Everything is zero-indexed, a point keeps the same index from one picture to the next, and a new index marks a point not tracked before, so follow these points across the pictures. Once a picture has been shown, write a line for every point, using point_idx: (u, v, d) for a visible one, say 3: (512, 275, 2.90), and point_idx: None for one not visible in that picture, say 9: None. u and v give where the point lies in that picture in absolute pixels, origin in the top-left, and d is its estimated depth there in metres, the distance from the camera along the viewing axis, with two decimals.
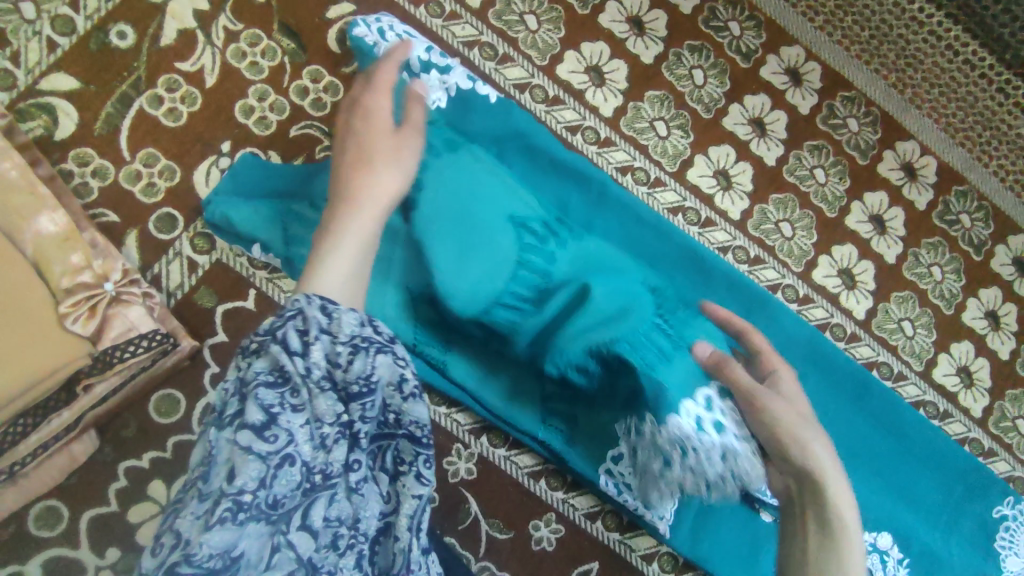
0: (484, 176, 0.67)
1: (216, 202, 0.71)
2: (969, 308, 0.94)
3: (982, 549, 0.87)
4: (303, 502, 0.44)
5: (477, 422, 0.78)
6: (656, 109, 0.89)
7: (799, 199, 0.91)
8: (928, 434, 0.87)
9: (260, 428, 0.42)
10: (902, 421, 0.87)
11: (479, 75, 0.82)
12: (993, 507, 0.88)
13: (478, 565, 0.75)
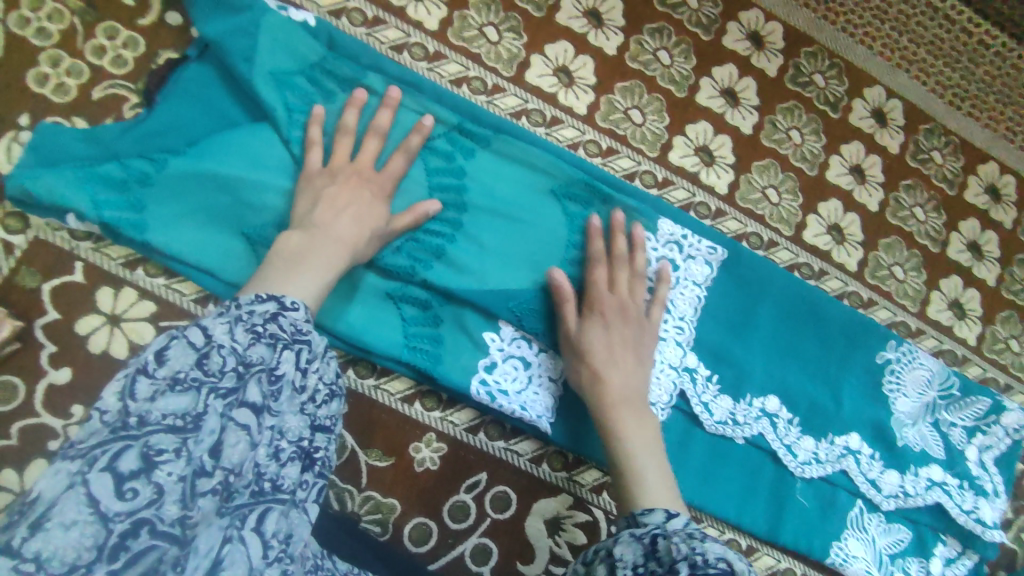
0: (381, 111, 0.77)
1: (16, 175, 0.68)
2: (833, 166, 0.94)
3: (873, 395, 0.88)
4: (255, 505, 0.50)
5: (342, 358, 0.77)
6: (484, 16, 0.86)
7: (645, 84, 0.90)
8: (807, 293, 0.88)
9: (258, 409, 0.50)
10: (777, 285, 0.87)
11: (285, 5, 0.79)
12: (876, 353, 0.89)
13: (362, 496, 0.75)
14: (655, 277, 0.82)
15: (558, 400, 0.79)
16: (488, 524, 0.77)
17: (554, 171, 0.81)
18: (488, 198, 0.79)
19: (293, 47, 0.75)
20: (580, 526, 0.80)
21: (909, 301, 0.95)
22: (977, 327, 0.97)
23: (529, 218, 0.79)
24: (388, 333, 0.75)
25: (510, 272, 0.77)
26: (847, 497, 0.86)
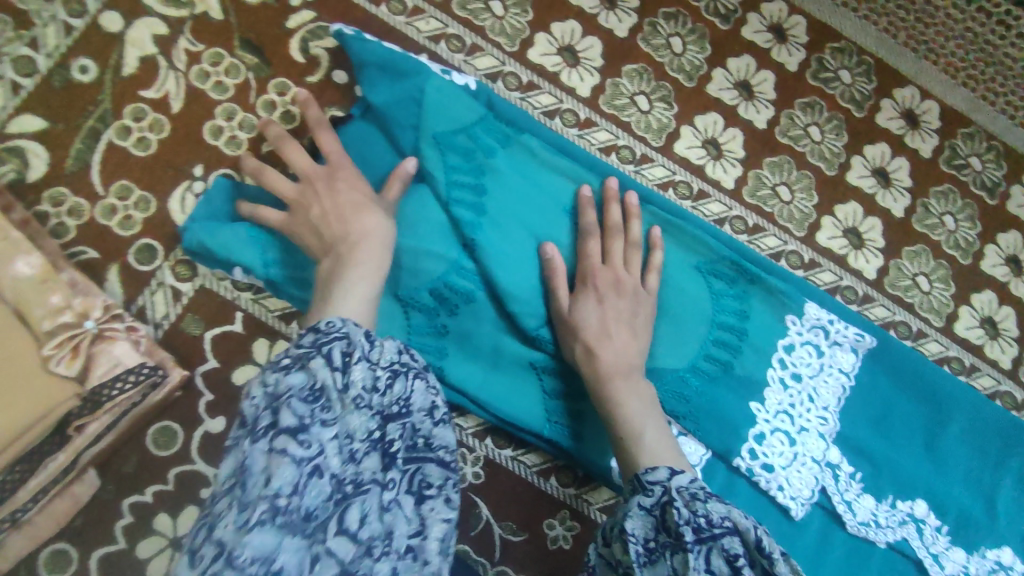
0: (530, 174, 0.76)
1: (194, 228, 0.70)
2: (988, 256, 0.89)
3: None
4: (337, 513, 0.43)
5: (480, 425, 0.76)
6: (635, 84, 0.85)
7: (795, 160, 0.87)
8: (962, 393, 0.81)
9: (295, 431, 0.43)
10: (927, 380, 0.81)
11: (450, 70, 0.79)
12: None
13: (494, 570, 0.74)
14: (800, 362, 0.79)
15: None
16: None
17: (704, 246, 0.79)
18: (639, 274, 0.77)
19: (453, 112, 0.74)
20: None
21: None
22: None
23: (677, 293, 0.77)
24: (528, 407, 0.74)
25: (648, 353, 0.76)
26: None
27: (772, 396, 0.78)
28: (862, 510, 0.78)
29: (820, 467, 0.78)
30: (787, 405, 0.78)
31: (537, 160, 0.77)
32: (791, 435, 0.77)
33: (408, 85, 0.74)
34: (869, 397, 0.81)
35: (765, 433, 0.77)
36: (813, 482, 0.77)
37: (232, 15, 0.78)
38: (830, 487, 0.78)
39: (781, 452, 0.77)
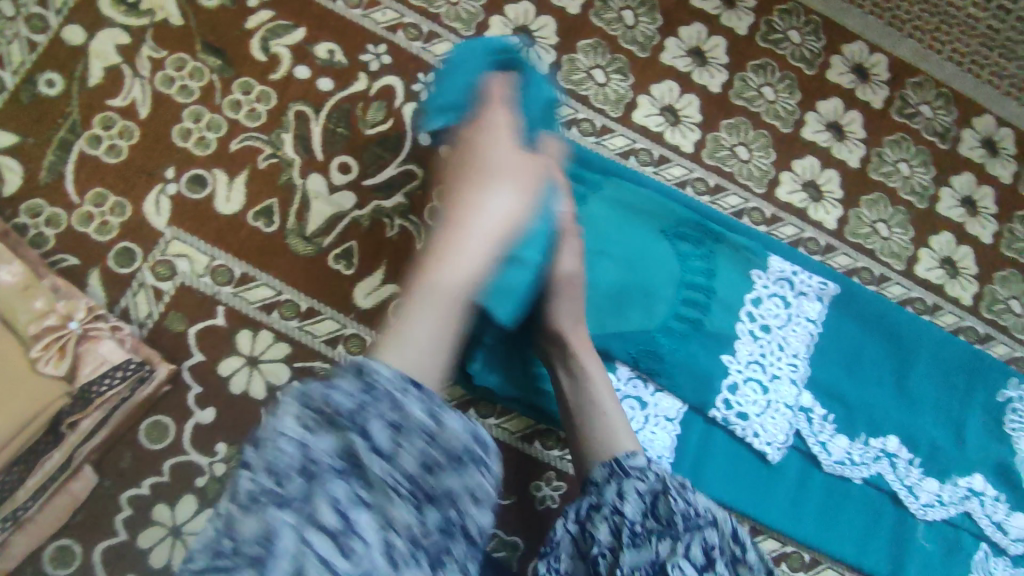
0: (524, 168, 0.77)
1: None
2: (943, 199, 0.92)
3: (996, 434, 0.85)
4: None
5: (463, 398, 0.79)
6: (591, 58, 0.87)
7: (751, 120, 0.90)
8: (921, 330, 0.85)
9: (333, 532, 0.39)
10: (888, 321, 0.85)
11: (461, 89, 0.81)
12: (996, 391, 0.86)
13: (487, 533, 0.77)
14: (768, 314, 0.82)
15: (675, 439, 0.79)
16: None
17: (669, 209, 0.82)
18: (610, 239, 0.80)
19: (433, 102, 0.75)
20: None
21: None
22: None
23: (644, 253, 0.80)
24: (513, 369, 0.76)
25: (624, 311, 0.79)
26: (972, 540, 0.82)
27: (741, 347, 0.80)
28: (835, 448, 0.82)
29: (790, 412, 0.81)
30: (757, 356, 0.80)
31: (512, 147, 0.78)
32: (764, 384, 0.80)
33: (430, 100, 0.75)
34: (837, 342, 0.84)
35: (739, 382, 0.80)
36: (785, 426, 0.80)
37: (193, 22, 0.80)
38: (802, 429, 0.81)
39: (754, 400, 0.80)
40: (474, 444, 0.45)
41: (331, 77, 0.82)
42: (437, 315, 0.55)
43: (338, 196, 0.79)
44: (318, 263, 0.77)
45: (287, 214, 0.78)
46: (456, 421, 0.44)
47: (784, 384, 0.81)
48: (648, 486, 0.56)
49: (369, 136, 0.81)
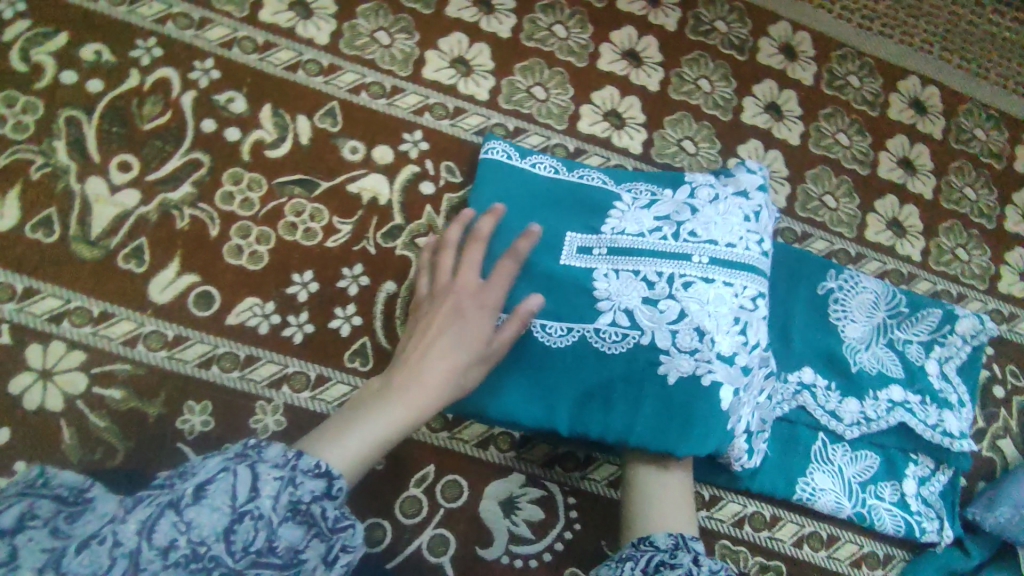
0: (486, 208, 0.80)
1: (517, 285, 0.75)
2: (747, 108, 0.94)
3: (822, 327, 0.87)
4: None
5: (274, 375, 0.77)
6: (373, 21, 0.87)
7: (545, 60, 0.90)
8: None
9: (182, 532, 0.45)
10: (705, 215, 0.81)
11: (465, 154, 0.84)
12: (817, 284, 0.88)
13: None
14: (704, 223, 0.74)
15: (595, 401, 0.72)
16: (443, 514, 0.77)
17: (543, 161, 0.83)
18: (547, 222, 0.79)
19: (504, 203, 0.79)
20: (537, 503, 0.79)
21: (845, 228, 0.93)
22: (920, 242, 0.95)
23: (567, 220, 0.79)
24: (526, 355, 0.73)
25: (564, 299, 0.74)
26: (809, 432, 0.84)
27: (677, 265, 0.72)
28: (757, 384, 0.73)
29: (737, 331, 0.71)
30: (705, 265, 0.72)
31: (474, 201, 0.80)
32: (698, 295, 0.71)
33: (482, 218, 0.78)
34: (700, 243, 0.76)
35: (672, 299, 0.71)
36: (732, 350, 0.70)
37: None
38: (744, 357, 0.70)
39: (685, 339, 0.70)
40: (333, 477, 0.51)
41: (100, 77, 0.80)
42: (407, 406, 0.56)
43: (120, 195, 0.78)
44: (106, 265, 0.76)
45: (68, 221, 0.76)
46: (314, 463, 0.50)
47: (727, 291, 0.71)
48: (692, 560, 0.59)
49: (148, 132, 0.80)
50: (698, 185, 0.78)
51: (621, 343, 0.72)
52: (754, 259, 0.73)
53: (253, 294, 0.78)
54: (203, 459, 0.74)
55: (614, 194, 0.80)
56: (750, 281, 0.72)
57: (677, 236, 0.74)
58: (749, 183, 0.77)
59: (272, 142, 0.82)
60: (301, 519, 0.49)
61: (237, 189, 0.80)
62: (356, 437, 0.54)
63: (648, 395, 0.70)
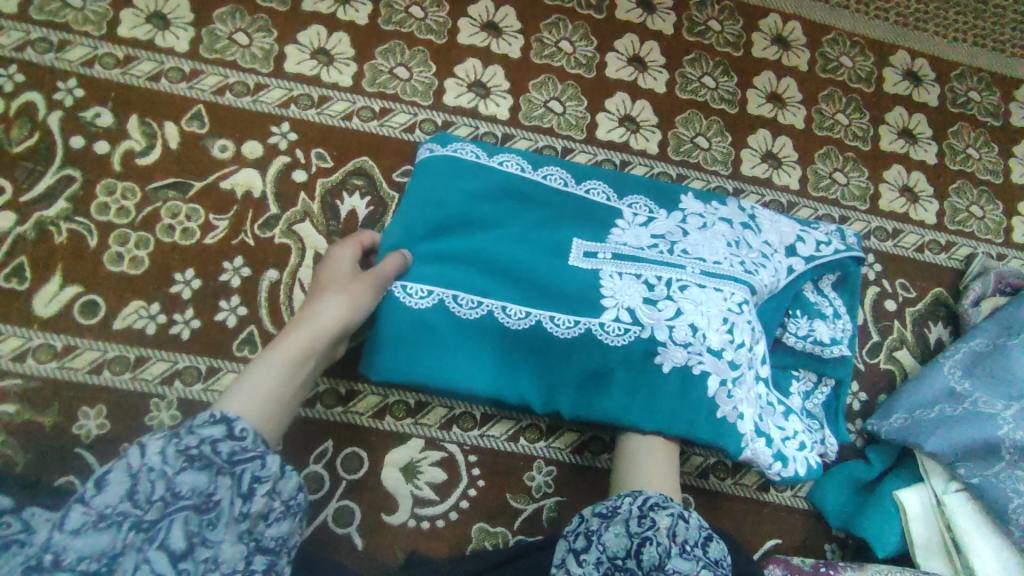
0: (415, 205, 0.76)
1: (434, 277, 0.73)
2: (611, 64, 0.96)
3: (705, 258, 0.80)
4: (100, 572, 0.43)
5: (165, 371, 0.79)
6: (231, 24, 0.89)
7: (405, 41, 0.92)
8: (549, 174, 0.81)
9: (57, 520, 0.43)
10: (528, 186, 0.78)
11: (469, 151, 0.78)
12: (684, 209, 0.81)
13: None
14: (694, 245, 0.76)
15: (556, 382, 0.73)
16: (346, 486, 0.78)
17: (510, 159, 0.79)
18: (511, 220, 0.77)
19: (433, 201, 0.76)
20: (438, 465, 0.80)
21: (721, 165, 0.95)
22: (797, 171, 0.97)
23: (528, 247, 0.76)
24: (394, 320, 0.71)
25: (468, 277, 0.73)
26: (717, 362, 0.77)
27: (675, 272, 0.73)
28: (750, 380, 0.73)
29: (725, 330, 0.71)
30: (698, 277, 0.73)
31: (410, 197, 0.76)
32: (693, 297, 0.72)
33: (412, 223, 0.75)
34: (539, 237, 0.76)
35: (670, 299, 0.72)
36: (690, 332, 0.71)
37: None
38: (698, 359, 0.71)
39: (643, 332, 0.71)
40: (232, 420, 0.50)
41: None
42: (287, 357, 0.59)
43: None
44: None
45: None
46: (208, 416, 0.49)
47: (717, 295, 0.72)
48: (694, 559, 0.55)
49: (18, 154, 0.82)
50: (690, 213, 0.79)
51: (521, 320, 0.72)
52: (746, 276, 0.75)
53: (136, 298, 0.80)
54: (101, 461, 0.75)
55: (617, 210, 0.79)
56: (727, 286, 0.73)
57: (672, 251, 0.75)
58: (721, 210, 0.81)
59: (141, 150, 0.84)
60: (106, 524, 0.43)
61: (111, 199, 0.82)
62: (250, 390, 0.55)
63: (615, 385, 0.72)
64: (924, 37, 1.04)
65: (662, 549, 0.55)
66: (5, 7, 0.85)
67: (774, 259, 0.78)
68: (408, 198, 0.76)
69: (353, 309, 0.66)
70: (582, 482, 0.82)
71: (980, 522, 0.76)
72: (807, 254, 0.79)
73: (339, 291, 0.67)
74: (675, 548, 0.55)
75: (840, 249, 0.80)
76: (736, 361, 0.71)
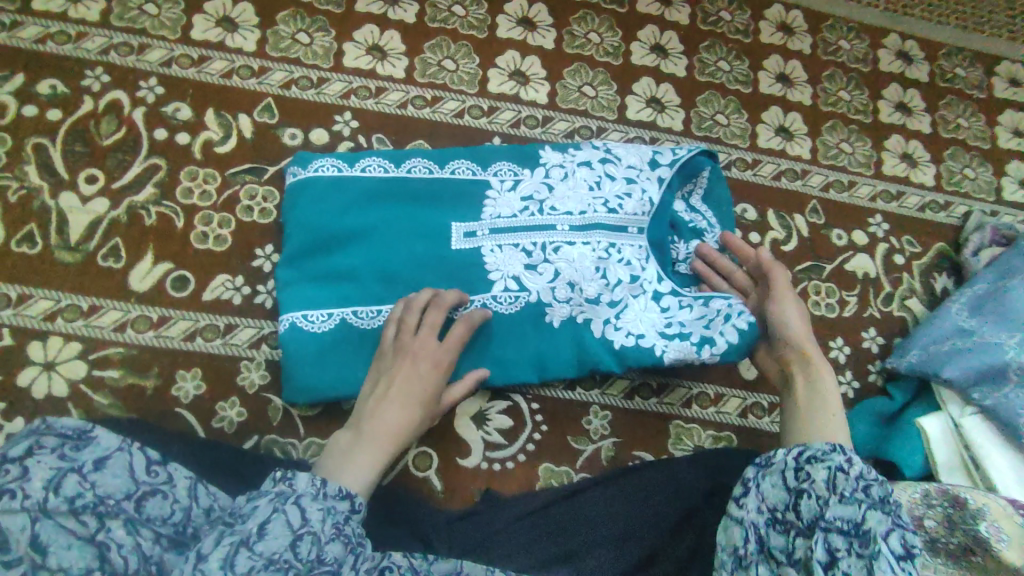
0: (299, 232, 0.87)
1: (344, 272, 0.85)
2: (635, 51, 1.06)
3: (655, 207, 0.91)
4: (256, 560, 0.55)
5: (253, 336, 0.86)
6: (292, 25, 0.98)
7: (450, 36, 1.02)
8: (495, 151, 0.92)
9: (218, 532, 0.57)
10: (477, 158, 0.91)
11: (377, 157, 0.90)
12: (642, 157, 0.92)
13: (304, 444, 0.83)
14: (561, 198, 0.89)
15: (535, 334, 0.86)
16: (423, 435, 0.85)
17: (372, 163, 0.90)
18: (390, 227, 0.87)
19: (318, 229, 0.87)
20: (505, 412, 0.87)
21: (739, 139, 1.05)
22: (807, 142, 1.07)
23: (442, 214, 0.88)
24: (309, 344, 0.82)
25: (392, 283, 0.86)
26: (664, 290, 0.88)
27: (546, 235, 0.86)
28: (643, 304, 0.86)
29: (599, 276, 0.86)
30: (567, 232, 0.87)
31: (288, 236, 0.88)
32: (565, 255, 0.86)
33: (296, 259, 0.86)
34: (497, 204, 0.88)
35: (546, 262, 0.86)
36: (596, 292, 0.85)
37: None
38: (608, 295, 0.86)
39: (587, 287, 0.85)
40: (352, 497, 0.65)
41: (59, 106, 0.90)
42: (373, 447, 0.72)
43: (91, 203, 0.88)
44: (88, 266, 0.85)
45: (48, 234, 0.86)
46: (337, 489, 0.65)
47: (585, 249, 0.86)
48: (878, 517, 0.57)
49: (107, 146, 0.90)
50: (552, 165, 0.91)
51: (466, 309, 0.85)
52: (612, 215, 0.88)
53: (223, 271, 0.87)
54: (200, 420, 0.82)
55: (483, 182, 0.90)
56: (602, 236, 0.87)
57: (542, 211, 0.88)
58: (591, 152, 0.92)
59: (219, 139, 0.92)
60: (263, 529, 0.58)
61: (194, 184, 0.90)
62: (356, 467, 0.69)
63: (560, 330, 0.85)
64: (912, 22, 1.15)
65: (821, 498, 0.60)
66: (89, 16, 0.94)
67: (640, 179, 0.90)
68: (304, 218, 0.87)
69: (409, 403, 0.76)
70: (635, 424, 0.89)
71: (994, 437, 0.85)
72: (668, 163, 0.91)
73: (401, 400, 0.76)
74: (830, 486, 0.60)
75: (689, 152, 0.92)
76: (616, 297, 0.86)
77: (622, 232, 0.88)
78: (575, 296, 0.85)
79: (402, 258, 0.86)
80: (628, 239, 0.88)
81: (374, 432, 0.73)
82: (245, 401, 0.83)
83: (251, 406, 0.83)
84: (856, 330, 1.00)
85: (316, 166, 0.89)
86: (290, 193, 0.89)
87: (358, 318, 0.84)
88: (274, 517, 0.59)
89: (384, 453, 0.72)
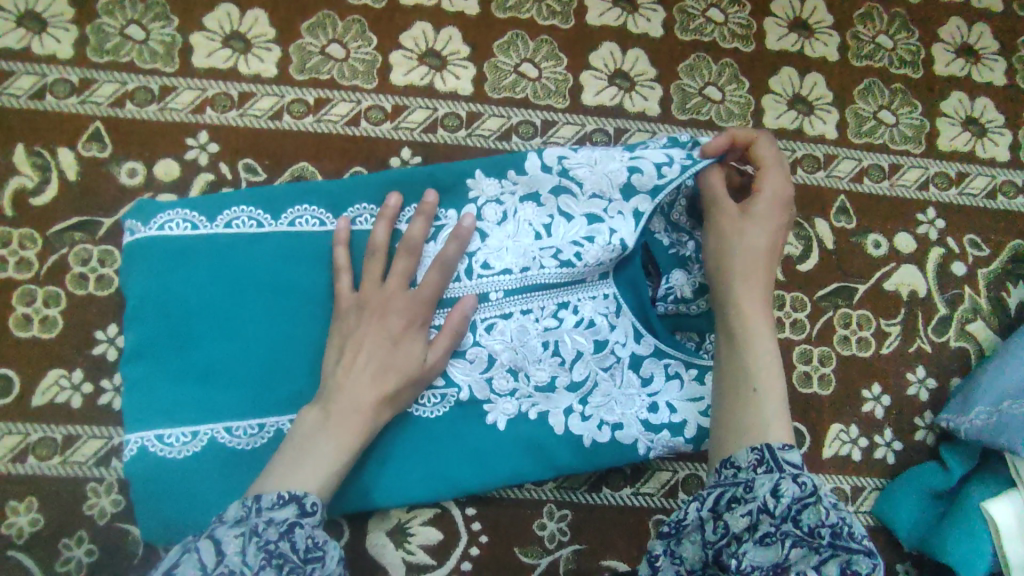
0: (147, 315, 0.65)
1: (211, 373, 0.64)
2: (592, 6, 0.78)
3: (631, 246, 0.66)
4: None
5: (101, 451, 0.67)
6: (120, 16, 0.72)
7: (335, 10, 0.75)
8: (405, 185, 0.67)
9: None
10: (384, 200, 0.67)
11: (248, 207, 0.66)
12: (612, 187, 0.65)
13: None
14: (496, 249, 0.65)
15: (472, 438, 0.65)
16: None
17: (239, 215, 0.66)
18: (269, 306, 0.65)
19: (172, 315, 0.65)
20: (431, 524, 0.69)
21: (738, 120, 0.78)
22: (833, 115, 0.79)
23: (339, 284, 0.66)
24: (174, 474, 0.63)
25: (279, 383, 0.65)
26: (638, 364, 0.66)
27: (478, 308, 0.65)
28: (613, 387, 0.66)
29: (550, 353, 0.66)
30: (503, 300, 0.65)
31: (133, 319, 0.65)
32: (503, 331, 0.65)
33: (146, 354, 0.65)
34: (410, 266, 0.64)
35: (478, 343, 0.65)
36: (549, 376, 0.65)
37: None
38: (566, 376, 0.66)
39: (538, 370, 0.65)
40: (301, 497, 0.51)
41: None
42: (334, 442, 0.56)
43: None
44: None
45: None
46: (275, 495, 0.51)
47: (526, 319, 0.65)
48: (767, 488, 0.47)
49: None
50: (484, 201, 0.66)
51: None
52: (565, 270, 0.65)
53: (55, 365, 0.68)
54: (40, 563, 0.65)
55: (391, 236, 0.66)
56: (548, 297, 0.66)
57: (471, 273, 0.65)
58: (541, 180, 0.66)
59: (34, 187, 0.70)
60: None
61: (6, 251, 0.69)
62: (316, 462, 0.55)
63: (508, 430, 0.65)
64: None
65: (734, 543, 0.47)
66: None
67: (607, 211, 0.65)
68: (153, 299, 0.65)
69: (384, 372, 0.60)
70: (603, 523, 0.71)
71: None
72: (648, 190, 0.64)
73: (375, 369, 0.60)
74: (754, 537, 0.46)
75: (687, 166, 0.63)
76: (578, 379, 0.66)
77: (574, 285, 0.66)
78: (524, 383, 0.65)
79: (289, 356, 0.65)
80: (584, 292, 0.67)
81: (345, 413, 0.58)
82: (95, 537, 0.66)
83: (105, 542, 0.66)
84: (898, 371, 0.77)
85: (162, 225, 0.66)
86: (132, 260, 0.65)
87: (230, 437, 0.64)
88: (186, 556, 0.47)
89: (340, 429, 0.57)
